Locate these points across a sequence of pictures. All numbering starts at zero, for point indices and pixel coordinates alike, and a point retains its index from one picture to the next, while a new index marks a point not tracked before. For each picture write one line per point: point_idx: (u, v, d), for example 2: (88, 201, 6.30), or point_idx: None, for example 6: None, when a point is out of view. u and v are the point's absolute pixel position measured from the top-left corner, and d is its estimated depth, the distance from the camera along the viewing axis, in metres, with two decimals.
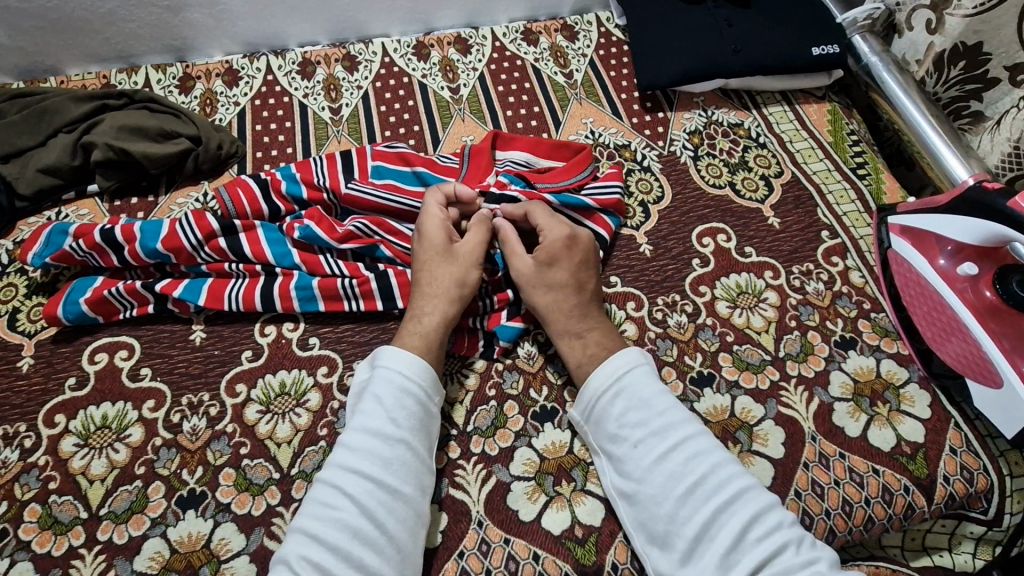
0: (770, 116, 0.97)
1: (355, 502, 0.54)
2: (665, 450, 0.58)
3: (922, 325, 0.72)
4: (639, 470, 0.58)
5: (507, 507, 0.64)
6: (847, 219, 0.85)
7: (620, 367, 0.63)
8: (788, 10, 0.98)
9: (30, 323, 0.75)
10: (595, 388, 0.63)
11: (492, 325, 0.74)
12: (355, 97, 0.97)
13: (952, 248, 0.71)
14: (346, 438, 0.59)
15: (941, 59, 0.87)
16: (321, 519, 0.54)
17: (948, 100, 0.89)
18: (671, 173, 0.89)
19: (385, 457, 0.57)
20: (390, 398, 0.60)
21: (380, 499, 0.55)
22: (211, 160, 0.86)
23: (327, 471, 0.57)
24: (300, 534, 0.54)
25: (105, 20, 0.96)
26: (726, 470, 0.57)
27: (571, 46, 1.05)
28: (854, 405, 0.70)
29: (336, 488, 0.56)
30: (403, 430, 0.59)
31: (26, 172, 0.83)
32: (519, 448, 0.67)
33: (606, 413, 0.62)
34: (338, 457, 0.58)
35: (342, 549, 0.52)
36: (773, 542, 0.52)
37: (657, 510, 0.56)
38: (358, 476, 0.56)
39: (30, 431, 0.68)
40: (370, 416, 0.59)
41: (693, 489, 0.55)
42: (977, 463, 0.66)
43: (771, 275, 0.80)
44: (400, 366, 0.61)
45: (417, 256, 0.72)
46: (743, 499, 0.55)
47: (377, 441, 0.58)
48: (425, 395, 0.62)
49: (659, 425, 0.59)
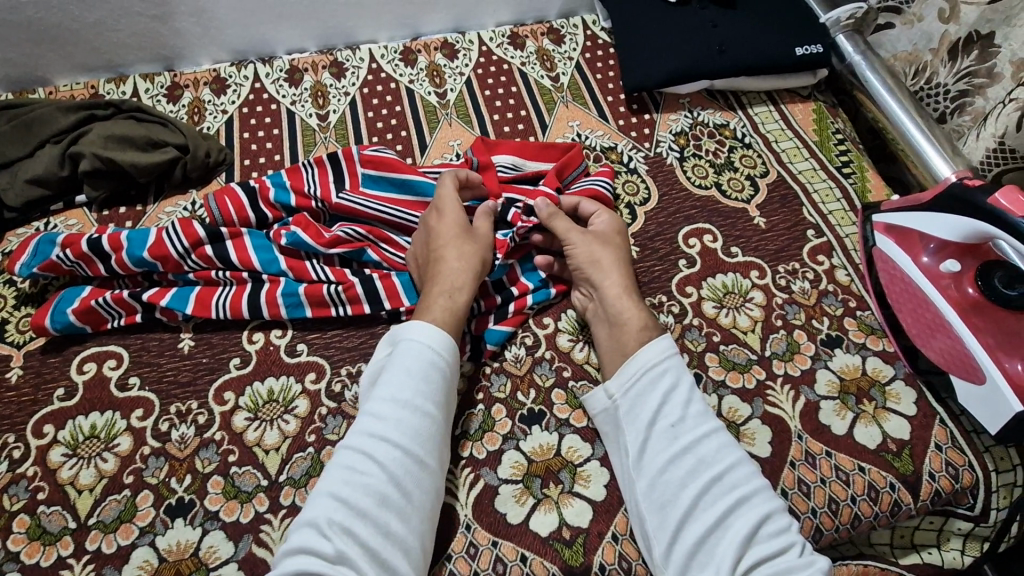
0: (756, 116, 0.97)
1: (384, 470, 0.55)
2: (699, 436, 0.59)
3: (907, 322, 0.72)
4: (670, 451, 0.59)
5: (495, 510, 0.64)
6: (833, 217, 0.85)
7: (665, 350, 0.64)
8: (774, 10, 0.99)
9: (19, 333, 0.75)
10: (645, 362, 0.63)
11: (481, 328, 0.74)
12: (342, 103, 0.98)
13: (935, 246, 0.71)
14: (373, 407, 0.59)
15: (955, 48, 0.86)
16: (350, 484, 0.55)
17: (956, 94, 0.86)
18: (658, 174, 0.90)
19: (414, 428, 0.58)
20: (419, 370, 0.61)
21: (409, 468, 0.56)
22: (199, 168, 0.86)
23: (353, 437, 0.58)
24: (328, 499, 0.54)
25: (93, 30, 0.96)
26: (746, 468, 0.58)
27: (557, 50, 1.05)
28: (840, 403, 0.70)
29: (366, 454, 0.56)
30: (430, 403, 0.60)
31: (14, 183, 0.83)
32: (507, 451, 0.67)
33: (649, 389, 0.62)
34: (366, 426, 0.58)
35: (371, 515, 0.53)
36: (785, 539, 0.54)
37: (681, 493, 0.56)
38: (388, 445, 0.57)
39: (18, 442, 0.68)
40: (400, 386, 0.59)
41: (717, 479, 0.57)
42: (963, 459, 0.67)
43: (757, 274, 0.80)
44: (431, 340, 0.62)
45: (438, 233, 0.72)
46: (760, 498, 0.56)
47: (406, 412, 0.58)
48: (450, 371, 0.63)
49: (695, 413, 0.61)
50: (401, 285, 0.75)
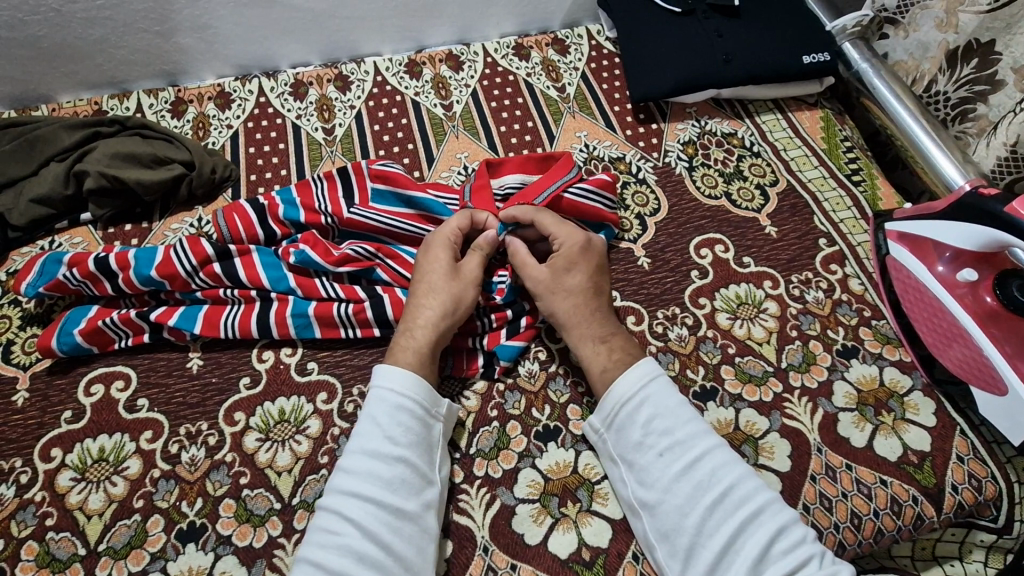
0: (764, 124, 0.97)
1: (358, 526, 0.54)
2: (691, 461, 0.57)
3: (923, 331, 0.72)
4: (665, 481, 0.57)
5: (513, 531, 0.63)
6: (844, 226, 0.85)
7: (646, 374, 0.63)
8: (781, 18, 0.99)
9: (26, 355, 0.74)
10: (622, 395, 0.62)
11: (492, 345, 0.73)
12: (348, 117, 0.97)
13: (950, 254, 0.71)
14: (345, 462, 0.58)
15: (954, 56, 0.85)
16: (325, 547, 0.53)
17: (957, 101, 0.87)
18: (667, 184, 0.89)
19: (386, 477, 0.57)
20: (385, 416, 0.60)
21: (384, 521, 0.55)
22: (205, 184, 0.86)
23: (328, 497, 0.57)
24: (305, 565, 0.53)
25: (95, 46, 0.96)
26: (751, 481, 0.57)
27: (563, 60, 1.05)
28: (858, 415, 0.70)
29: (339, 514, 0.55)
30: (400, 447, 0.58)
31: (18, 202, 0.82)
32: (523, 470, 0.66)
33: (631, 421, 0.61)
34: (338, 483, 0.57)
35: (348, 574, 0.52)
36: (796, 556, 0.52)
37: (683, 521, 0.55)
38: (359, 500, 0.55)
39: (25, 467, 0.67)
40: (367, 437, 0.58)
41: (719, 499, 0.55)
42: (985, 470, 0.66)
43: (771, 285, 0.79)
44: (395, 384, 0.61)
45: (420, 268, 0.71)
46: (770, 510, 0.55)
47: (375, 462, 0.57)
48: (421, 409, 0.62)
49: (686, 434, 0.59)
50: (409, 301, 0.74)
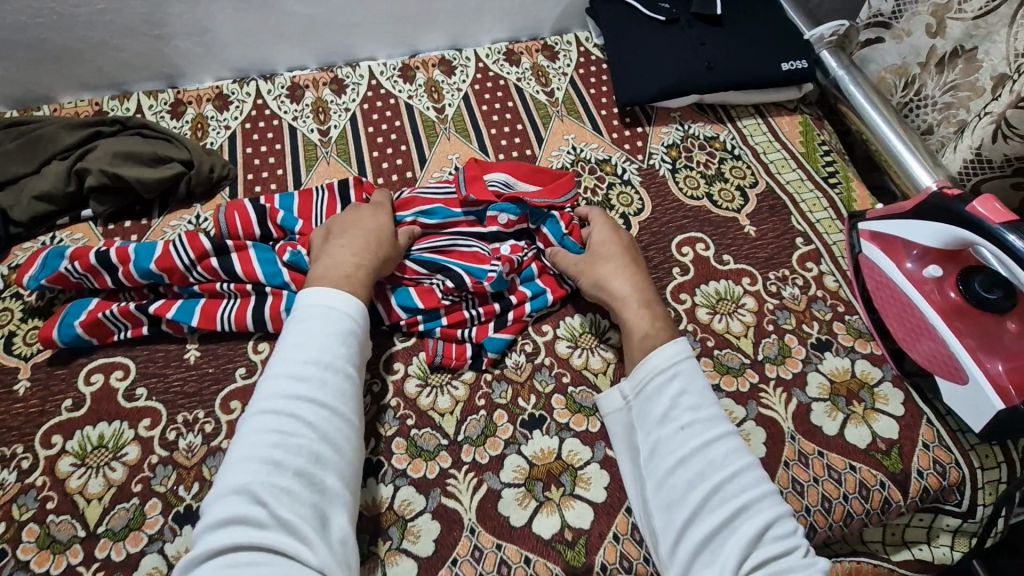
0: (744, 128, 1.01)
1: (312, 428, 0.56)
2: (710, 438, 0.59)
3: (894, 326, 0.75)
4: (679, 452, 0.59)
5: (499, 514, 0.65)
6: (820, 226, 0.88)
7: (679, 354, 0.65)
8: (761, 25, 1.03)
9: (27, 346, 0.76)
10: (655, 367, 0.64)
11: (478, 337, 0.75)
12: (343, 119, 1.00)
13: (917, 252, 0.74)
14: (290, 369, 0.59)
15: (942, 62, 0.89)
16: (280, 446, 0.54)
17: (942, 106, 0.90)
18: (651, 186, 0.93)
19: (336, 387, 0.59)
20: (336, 335, 0.62)
21: (336, 426, 0.57)
22: (203, 183, 0.88)
23: (272, 401, 0.57)
24: (257, 462, 0.53)
25: (96, 48, 0.98)
26: (758, 472, 0.58)
27: (552, 66, 1.09)
28: (831, 405, 0.73)
29: (291, 416, 0.56)
30: (348, 365, 0.61)
31: (20, 199, 0.85)
32: (509, 456, 0.69)
33: (658, 393, 0.63)
34: (284, 389, 0.57)
35: (307, 473, 0.54)
36: (789, 539, 0.54)
37: (689, 494, 0.57)
38: (311, 405, 0.57)
39: (27, 453, 0.69)
40: (318, 350, 0.60)
41: (727, 480, 0.57)
42: (949, 457, 0.69)
43: (749, 281, 0.83)
44: (344, 308, 0.64)
45: (342, 220, 0.77)
46: (770, 500, 0.57)
47: (328, 373, 0.59)
48: (361, 333, 0.65)
49: (708, 416, 0.61)
50: (399, 298, 0.77)
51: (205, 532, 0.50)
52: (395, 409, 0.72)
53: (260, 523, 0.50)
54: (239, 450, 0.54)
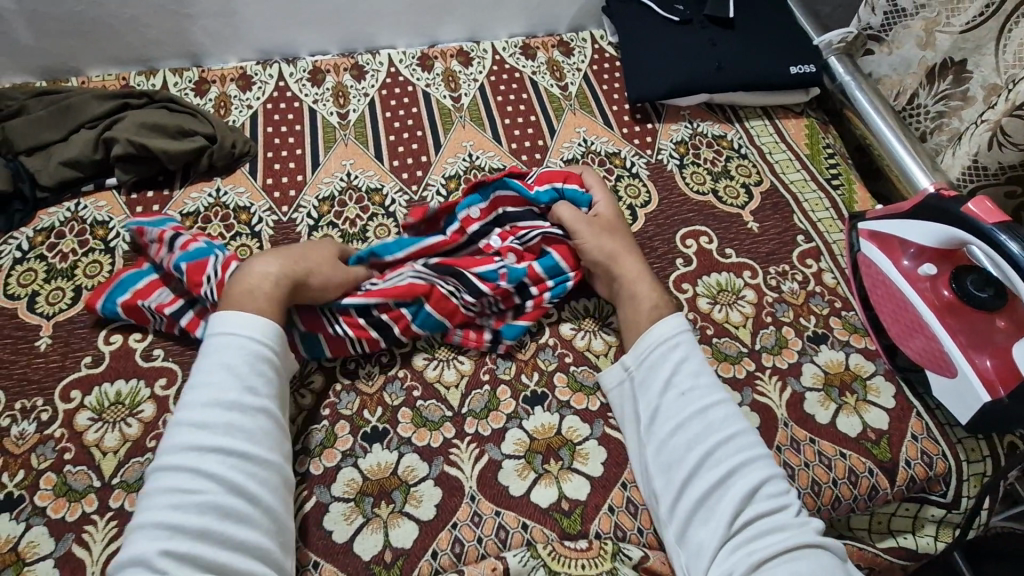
0: (752, 129, 1.03)
1: (227, 476, 0.56)
2: (708, 405, 0.65)
3: (888, 322, 0.78)
4: (679, 416, 0.65)
5: (499, 483, 0.68)
6: (821, 225, 0.91)
7: (677, 327, 0.70)
8: (773, 29, 1.05)
9: (49, 305, 0.79)
10: (657, 338, 0.70)
11: (498, 324, 0.78)
12: (362, 103, 1.03)
13: (914, 251, 0.77)
14: (198, 417, 0.58)
15: (932, 73, 0.92)
16: (190, 501, 0.54)
17: (935, 114, 0.93)
18: (658, 180, 0.95)
19: (249, 428, 0.59)
20: (241, 367, 0.61)
21: (252, 469, 0.58)
22: (224, 157, 0.91)
23: (182, 452, 0.56)
24: (170, 520, 0.53)
25: (127, 24, 1.01)
26: (751, 436, 0.64)
27: (566, 61, 1.11)
28: (824, 395, 0.75)
29: (203, 468, 0.56)
30: (261, 400, 0.61)
31: (48, 165, 0.88)
32: (510, 429, 0.71)
33: (663, 365, 0.68)
34: (193, 438, 0.57)
35: (224, 523, 0.54)
36: (779, 494, 0.60)
37: (686, 455, 0.62)
38: (223, 452, 0.57)
39: (46, 405, 0.71)
40: (224, 390, 0.59)
41: (721, 443, 0.62)
42: (936, 448, 0.71)
43: (750, 275, 0.85)
44: (246, 339, 0.62)
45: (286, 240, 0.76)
46: (761, 463, 0.62)
47: (239, 415, 0.59)
48: (274, 360, 0.64)
49: (707, 384, 0.66)
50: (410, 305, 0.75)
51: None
52: (402, 380, 0.74)
53: None
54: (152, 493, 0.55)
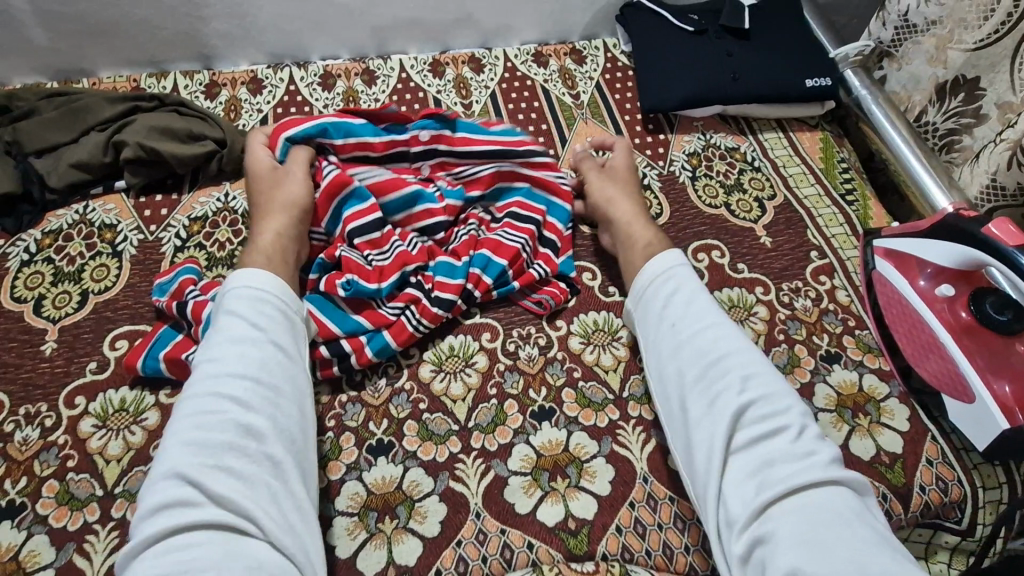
0: (766, 141, 1.02)
1: (237, 403, 0.58)
2: (696, 331, 0.66)
3: (903, 342, 0.76)
4: (671, 346, 0.67)
5: (504, 500, 0.67)
6: (835, 241, 0.90)
7: (672, 262, 0.72)
8: (789, 42, 1.04)
9: (56, 309, 0.79)
10: (650, 275, 0.72)
11: (552, 269, 0.82)
12: (372, 109, 1.02)
13: (931, 271, 0.76)
14: (213, 353, 0.61)
15: (942, 90, 0.91)
16: (205, 426, 0.56)
17: (944, 132, 0.92)
18: (670, 192, 0.94)
19: (259, 359, 0.61)
20: (249, 307, 0.64)
21: (263, 396, 0.59)
22: (234, 162, 0.91)
23: (198, 385, 0.59)
24: (187, 445, 0.55)
25: (139, 26, 1.01)
26: (745, 358, 0.64)
27: (579, 69, 1.10)
28: (837, 416, 0.74)
29: (216, 397, 0.58)
30: (270, 334, 0.63)
31: (58, 166, 0.87)
32: (517, 445, 0.70)
33: (655, 297, 0.70)
34: (208, 372, 0.59)
35: (239, 445, 0.56)
36: (780, 420, 0.60)
37: (680, 383, 0.65)
38: (235, 381, 0.59)
39: (51, 411, 0.71)
40: (236, 326, 0.62)
41: (711, 367, 0.64)
42: (952, 474, 0.70)
43: (762, 291, 0.84)
44: (255, 279, 0.65)
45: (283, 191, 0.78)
46: (755, 384, 0.62)
47: (249, 347, 0.61)
48: (283, 300, 0.66)
49: (698, 310, 0.68)
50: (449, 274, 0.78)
51: (142, 519, 0.52)
52: (409, 392, 0.73)
53: (195, 502, 0.52)
54: (167, 436, 0.56)
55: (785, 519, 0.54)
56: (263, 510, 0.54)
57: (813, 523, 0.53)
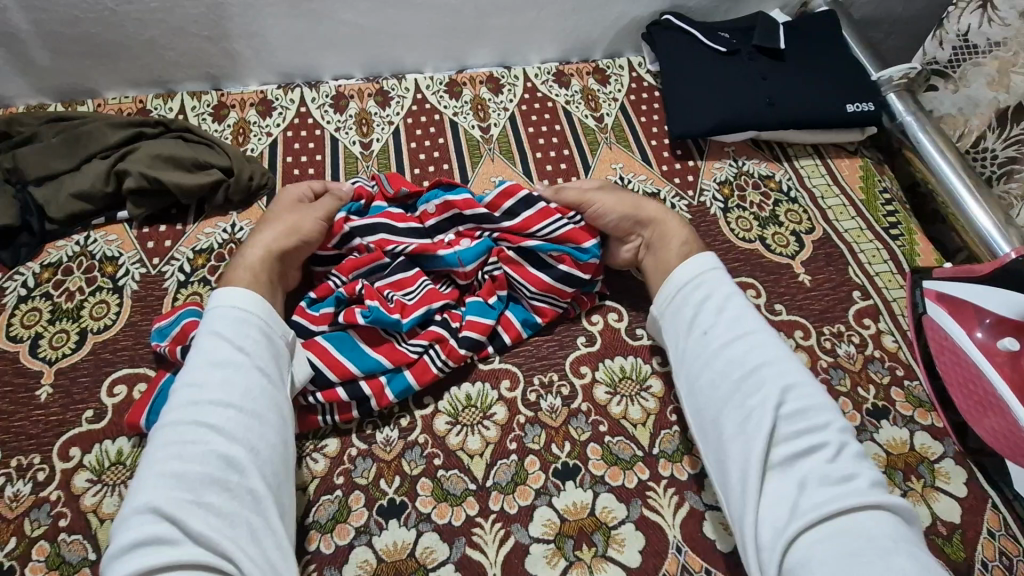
0: (802, 168, 0.96)
1: (217, 432, 0.55)
2: (729, 340, 0.62)
3: (958, 397, 0.71)
4: (704, 355, 0.63)
5: (525, 570, 0.62)
6: (879, 279, 0.84)
7: (705, 265, 0.68)
8: (829, 64, 0.98)
9: (52, 350, 0.75)
10: (680, 282, 0.68)
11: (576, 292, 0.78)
12: (386, 132, 0.98)
13: (990, 321, 0.72)
14: (190, 378, 0.58)
15: (1004, 115, 0.85)
16: (180, 455, 0.53)
17: (1004, 160, 0.86)
18: (700, 224, 0.88)
19: (241, 385, 0.58)
20: (231, 330, 0.61)
21: (246, 424, 0.56)
22: (241, 192, 0.86)
23: (175, 413, 0.56)
24: (163, 477, 0.52)
25: (145, 46, 0.97)
26: (781, 366, 0.60)
27: (602, 90, 1.05)
28: (887, 478, 0.68)
29: (195, 424, 0.55)
30: (253, 358, 0.60)
31: (58, 196, 0.84)
32: (539, 507, 0.65)
33: (685, 304, 0.67)
34: (184, 399, 0.57)
35: (218, 475, 0.53)
36: (820, 438, 0.56)
37: (714, 396, 0.61)
38: (214, 409, 0.56)
39: (44, 464, 0.67)
40: (213, 350, 0.59)
41: (746, 377, 0.60)
42: (1016, 548, 0.64)
43: (802, 335, 0.78)
44: (240, 303, 0.63)
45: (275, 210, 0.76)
46: (793, 395, 0.58)
47: (230, 372, 0.58)
48: (266, 324, 0.63)
49: (732, 317, 0.64)
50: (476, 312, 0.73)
51: (114, 559, 0.49)
52: (423, 447, 0.68)
53: (171, 539, 0.49)
54: (143, 469, 0.54)
55: (820, 547, 0.50)
56: (241, 546, 0.51)
57: (847, 554, 0.49)
